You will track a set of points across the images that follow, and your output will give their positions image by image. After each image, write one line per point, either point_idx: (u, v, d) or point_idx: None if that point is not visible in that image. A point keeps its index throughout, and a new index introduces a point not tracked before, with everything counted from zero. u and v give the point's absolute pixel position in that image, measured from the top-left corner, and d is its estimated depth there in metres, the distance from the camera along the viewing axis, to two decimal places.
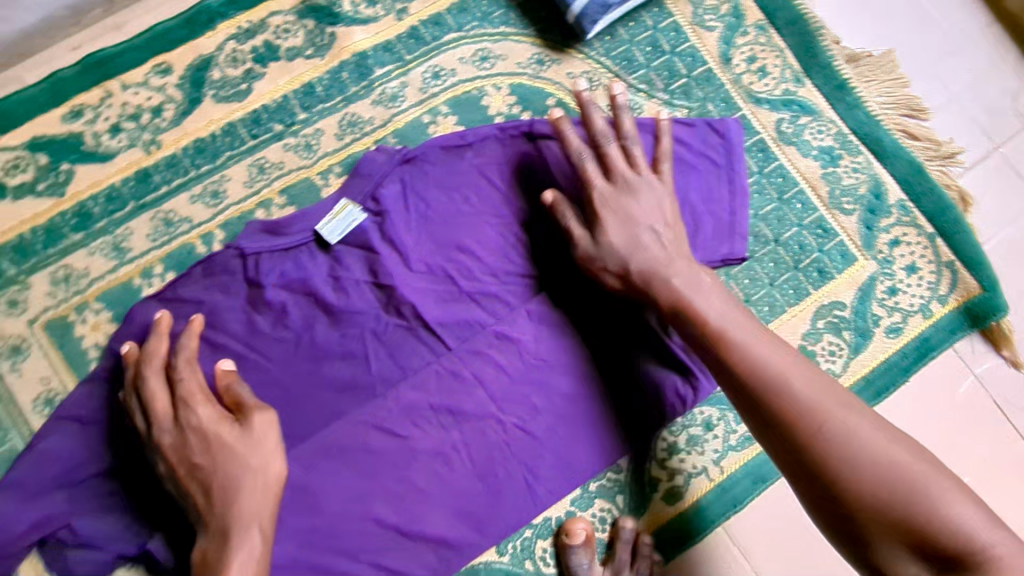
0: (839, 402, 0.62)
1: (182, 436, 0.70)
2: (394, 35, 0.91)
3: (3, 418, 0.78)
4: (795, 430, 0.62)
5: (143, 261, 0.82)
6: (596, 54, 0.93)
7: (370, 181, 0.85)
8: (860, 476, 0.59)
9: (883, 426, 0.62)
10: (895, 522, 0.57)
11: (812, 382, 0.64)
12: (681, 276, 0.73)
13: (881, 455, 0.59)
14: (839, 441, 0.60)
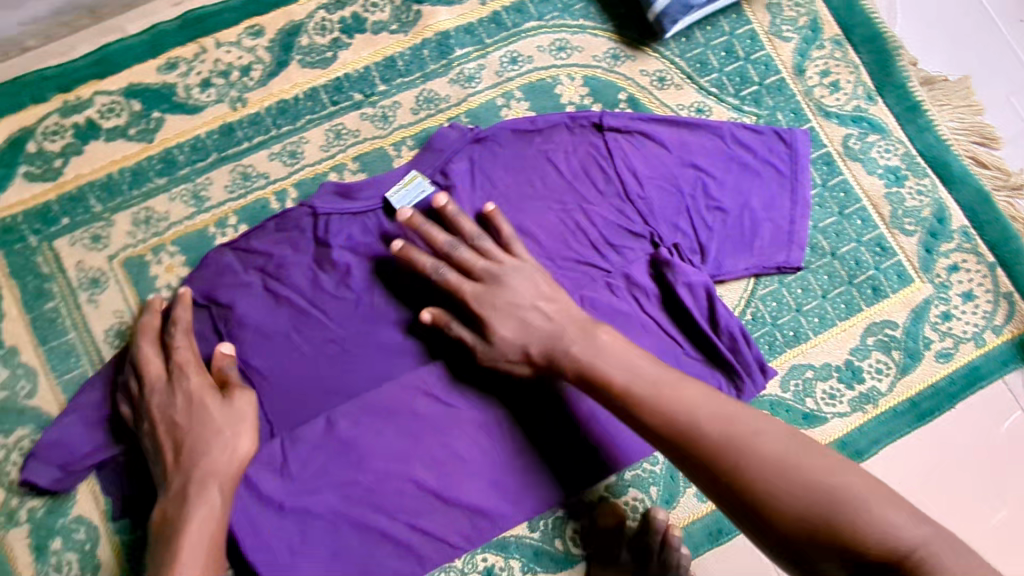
0: (748, 430, 0.63)
1: (169, 396, 0.74)
2: (476, 19, 0.94)
3: (76, 345, 0.82)
4: (719, 468, 0.62)
5: (220, 210, 0.86)
6: (671, 54, 0.95)
7: (440, 156, 0.88)
8: (788, 497, 0.59)
9: (800, 445, 0.62)
10: (824, 534, 0.57)
11: (719, 413, 0.65)
12: (577, 344, 0.72)
13: (798, 475, 0.59)
14: (758, 472, 0.60)
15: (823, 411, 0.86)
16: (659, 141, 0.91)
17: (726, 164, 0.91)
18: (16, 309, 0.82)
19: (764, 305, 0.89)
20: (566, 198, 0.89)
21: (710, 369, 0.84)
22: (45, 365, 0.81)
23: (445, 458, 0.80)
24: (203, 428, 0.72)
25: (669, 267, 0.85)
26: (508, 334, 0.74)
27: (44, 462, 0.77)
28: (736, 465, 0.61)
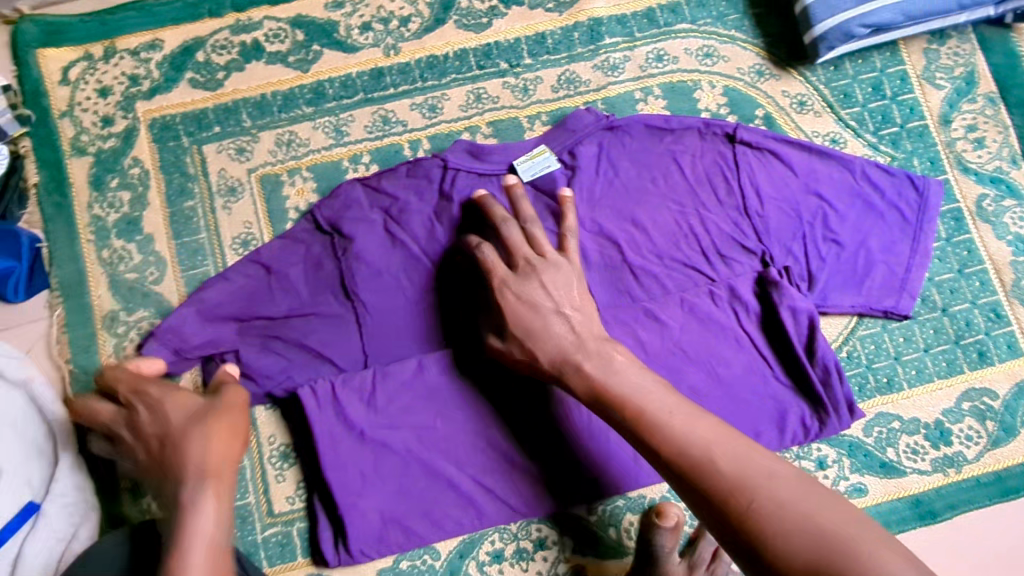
0: (763, 472, 0.56)
1: (163, 427, 0.67)
2: (631, 11, 0.95)
3: (204, 244, 0.88)
4: (723, 499, 0.56)
5: (356, 147, 0.90)
6: (817, 80, 0.94)
7: (572, 136, 0.90)
8: (796, 548, 0.51)
9: (816, 494, 0.54)
10: None
11: (736, 447, 0.59)
12: (590, 359, 0.70)
13: (808, 525, 0.52)
14: (766, 518, 0.53)
15: (902, 464, 0.85)
16: (787, 163, 0.91)
17: (851, 199, 0.90)
18: (159, 201, 0.88)
19: (862, 346, 0.88)
20: (685, 201, 0.90)
21: (796, 398, 0.84)
22: (174, 258, 0.87)
23: (521, 422, 0.82)
24: (195, 435, 0.65)
25: (775, 288, 0.85)
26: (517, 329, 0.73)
27: (155, 346, 0.81)
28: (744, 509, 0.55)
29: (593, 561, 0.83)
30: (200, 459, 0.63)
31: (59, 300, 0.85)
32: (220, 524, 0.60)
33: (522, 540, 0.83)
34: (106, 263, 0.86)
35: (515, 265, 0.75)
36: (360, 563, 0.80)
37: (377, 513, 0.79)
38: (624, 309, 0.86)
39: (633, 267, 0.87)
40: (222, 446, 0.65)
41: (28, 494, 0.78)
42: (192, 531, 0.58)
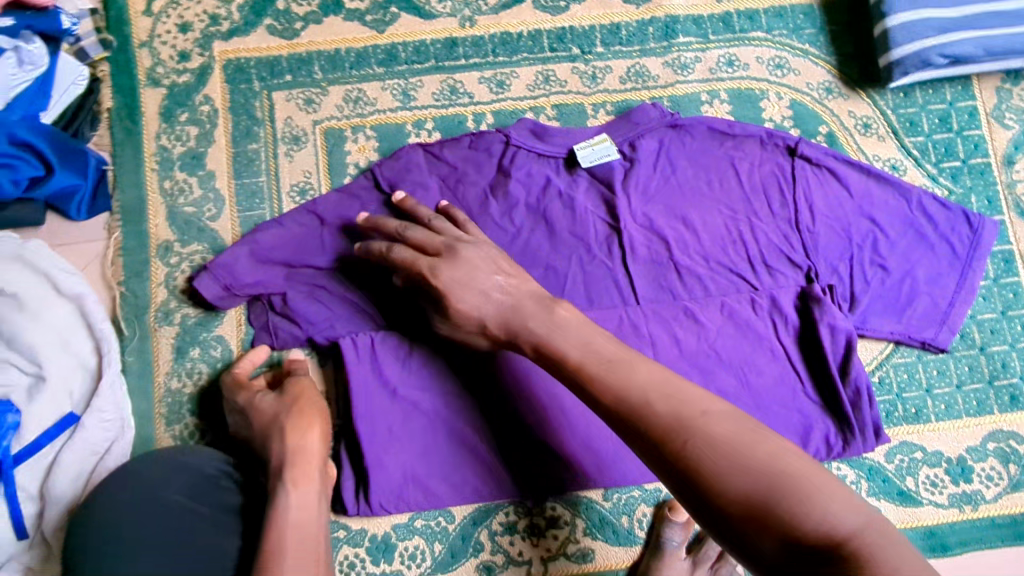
0: (700, 411, 0.57)
1: (258, 423, 0.75)
2: (708, 13, 0.95)
3: (262, 188, 0.89)
4: (664, 443, 0.56)
5: (421, 113, 0.92)
6: (884, 105, 0.94)
7: (634, 128, 0.90)
8: (739, 481, 0.52)
9: (750, 426, 0.56)
10: (762, 514, 0.50)
11: (678, 393, 0.58)
12: (534, 317, 0.70)
13: (741, 456, 0.53)
14: (705, 452, 0.54)
15: (920, 495, 0.85)
16: (844, 183, 0.91)
17: (904, 227, 0.90)
18: (224, 140, 0.90)
19: (895, 373, 0.88)
20: (737, 208, 0.90)
21: (824, 416, 0.85)
22: (232, 197, 0.89)
23: (512, 402, 0.82)
24: (286, 434, 0.72)
25: (817, 305, 0.86)
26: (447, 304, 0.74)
27: (208, 281, 0.83)
28: (680, 446, 0.55)
29: (601, 547, 0.84)
30: (295, 453, 0.71)
31: (118, 223, 0.87)
32: (309, 513, 0.67)
33: (536, 516, 0.84)
34: (167, 193, 0.89)
35: (436, 248, 0.77)
36: (377, 516, 0.82)
37: (399, 470, 0.81)
38: (664, 306, 0.87)
39: (678, 265, 0.88)
40: (298, 441, 0.72)
41: (68, 404, 0.82)
42: (285, 516, 0.66)
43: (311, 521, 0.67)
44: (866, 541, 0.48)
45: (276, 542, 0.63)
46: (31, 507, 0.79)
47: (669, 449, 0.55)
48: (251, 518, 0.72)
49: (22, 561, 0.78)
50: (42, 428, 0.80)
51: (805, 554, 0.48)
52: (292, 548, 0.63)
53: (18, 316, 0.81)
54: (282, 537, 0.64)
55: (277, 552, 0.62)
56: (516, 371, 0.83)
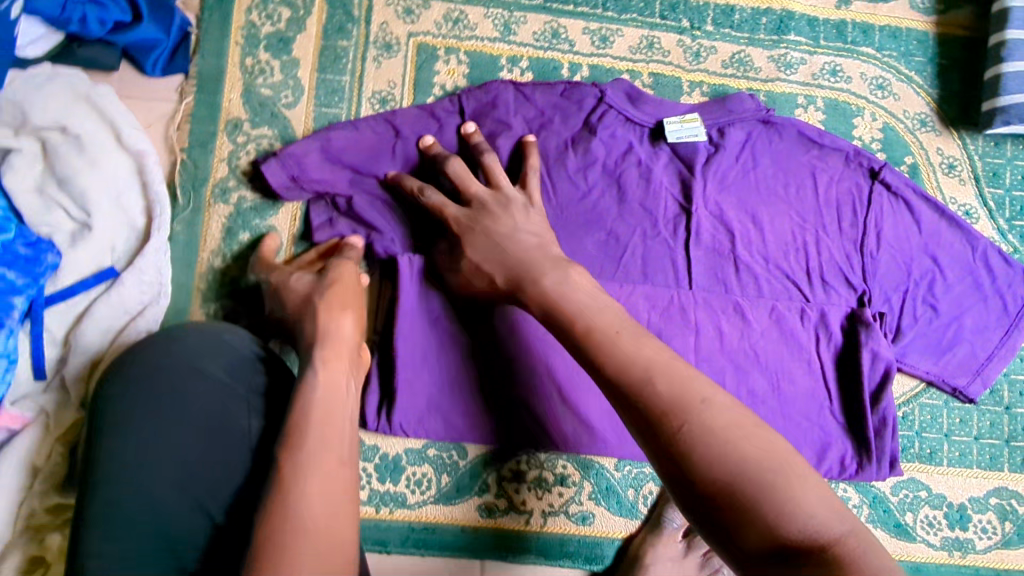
0: (699, 395, 0.53)
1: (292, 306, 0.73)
2: (824, 17, 0.94)
3: (342, 87, 0.87)
4: (656, 423, 0.53)
5: (518, 49, 0.90)
6: (973, 150, 0.94)
7: (727, 114, 0.89)
8: (727, 471, 0.49)
9: (747, 419, 0.53)
10: (746, 511, 0.48)
11: (679, 375, 0.55)
12: (549, 275, 0.69)
13: (736, 450, 0.50)
14: (699, 440, 0.51)
15: (915, 531, 0.87)
16: (916, 217, 0.90)
17: (964, 274, 0.90)
18: (315, 30, 0.87)
19: (919, 412, 0.90)
20: (807, 218, 0.90)
21: (845, 437, 0.86)
22: (312, 89, 0.87)
23: (511, 379, 0.82)
24: (319, 316, 0.70)
25: (865, 329, 0.86)
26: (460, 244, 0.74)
27: (276, 168, 0.81)
28: (675, 430, 0.52)
29: (602, 513, 0.85)
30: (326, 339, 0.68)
31: (192, 88, 0.85)
32: (336, 393, 0.63)
33: (546, 470, 0.85)
34: (247, 70, 0.86)
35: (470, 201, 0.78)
36: (394, 436, 0.82)
37: (426, 397, 0.81)
38: (716, 296, 0.87)
39: (738, 260, 0.88)
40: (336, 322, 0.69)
41: (108, 259, 0.81)
42: (309, 395, 0.61)
43: (337, 404, 0.62)
44: (850, 550, 0.46)
45: (297, 425, 0.59)
46: (53, 352, 0.78)
47: (662, 430, 0.52)
48: (276, 401, 0.69)
49: (38, 402, 0.76)
50: (79, 276, 0.79)
51: (790, 557, 0.46)
52: (316, 432, 0.58)
53: (77, 159, 0.79)
54: (305, 420, 0.59)
55: (299, 431, 0.58)
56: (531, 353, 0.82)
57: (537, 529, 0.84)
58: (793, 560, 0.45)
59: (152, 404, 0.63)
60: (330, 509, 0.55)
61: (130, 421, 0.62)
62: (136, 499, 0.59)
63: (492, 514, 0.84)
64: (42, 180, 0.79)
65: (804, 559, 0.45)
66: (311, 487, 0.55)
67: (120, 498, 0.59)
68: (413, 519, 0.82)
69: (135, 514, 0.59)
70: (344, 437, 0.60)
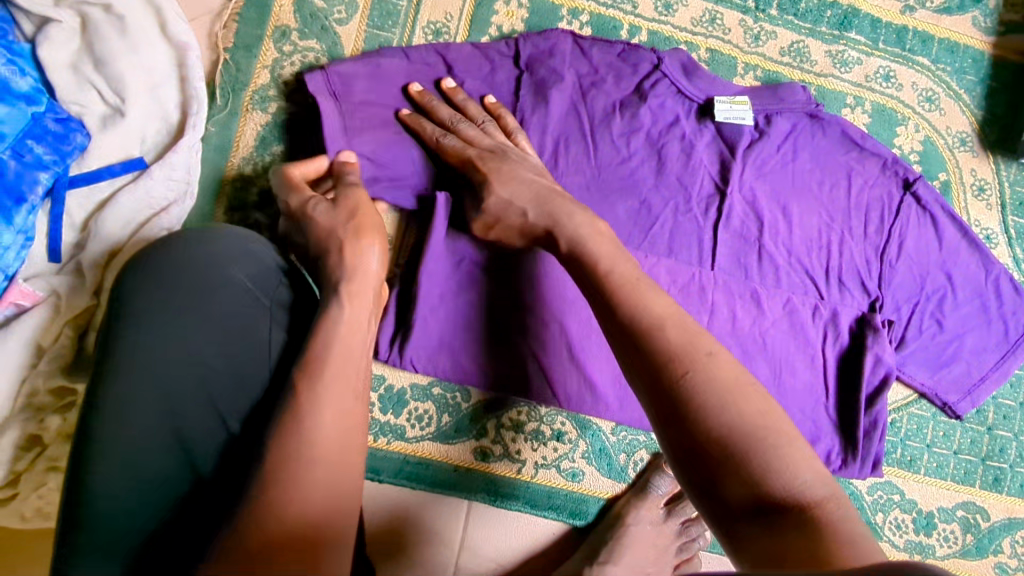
0: (705, 350, 0.54)
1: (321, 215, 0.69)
2: (887, 20, 0.94)
3: (399, 11, 0.85)
4: (659, 370, 0.53)
5: (581, 3, 0.89)
6: (1005, 176, 0.95)
7: (778, 103, 0.88)
8: (721, 425, 0.49)
9: (744, 378, 0.53)
10: (736, 467, 0.48)
11: (686, 328, 0.55)
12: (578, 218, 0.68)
13: (731, 404, 0.50)
14: (700, 389, 0.51)
15: (883, 531, 0.91)
16: (939, 233, 0.92)
17: (973, 296, 0.92)
18: None
19: (907, 420, 0.93)
20: (836, 217, 0.90)
21: (835, 435, 0.88)
22: (367, 8, 0.84)
23: (520, 332, 0.82)
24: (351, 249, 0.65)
25: (873, 334, 0.88)
26: (499, 187, 0.73)
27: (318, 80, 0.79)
28: (677, 378, 0.52)
29: (592, 473, 0.87)
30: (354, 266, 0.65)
31: None
32: (358, 330, 0.60)
33: (544, 424, 0.87)
34: None
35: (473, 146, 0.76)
36: (403, 370, 0.82)
37: (439, 335, 0.81)
38: (735, 281, 0.88)
39: (763, 249, 0.88)
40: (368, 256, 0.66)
41: (138, 149, 0.79)
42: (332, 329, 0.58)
43: (357, 335, 0.59)
44: (829, 510, 0.46)
45: (317, 356, 0.56)
46: (71, 236, 0.76)
47: (664, 376, 0.52)
48: (300, 317, 0.65)
49: (51, 282, 0.74)
50: (107, 162, 0.77)
51: (768, 511, 0.46)
52: (333, 362, 0.56)
53: (117, 40, 0.76)
54: (325, 352, 0.56)
55: (319, 363, 0.55)
56: (541, 308, 0.82)
57: (527, 479, 0.86)
58: (771, 512, 0.46)
59: (170, 297, 0.58)
60: (339, 445, 0.52)
61: (147, 310, 0.57)
62: (153, 398, 0.55)
63: (486, 459, 0.85)
64: (77, 57, 0.77)
65: (785, 516, 0.45)
66: (326, 420, 0.52)
67: (134, 395, 0.55)
68: (409, 452, 0.83)
69: (149, 413, 0.55)
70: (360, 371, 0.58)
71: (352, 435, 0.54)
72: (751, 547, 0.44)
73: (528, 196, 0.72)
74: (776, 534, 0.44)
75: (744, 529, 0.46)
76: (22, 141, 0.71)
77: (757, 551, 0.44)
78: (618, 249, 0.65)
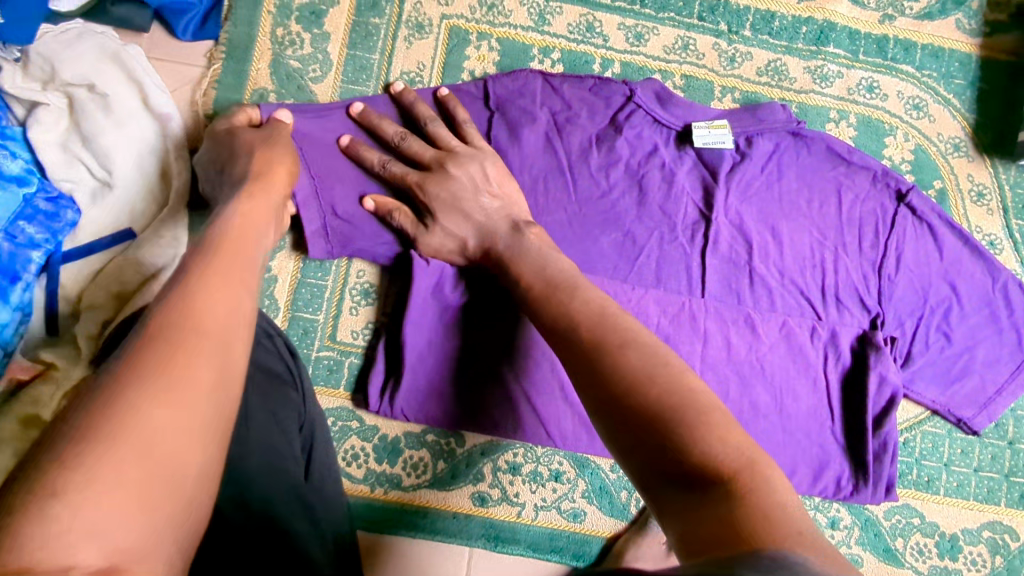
0: (618, 341, 0.57)
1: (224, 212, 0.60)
2: (866, 31, 0.92)
3: (373, 65, 0.87)
4: (588, 354, 0.56)
5: (552, 40, 0.89)
6: (1004, 179, 0.93)
7: (757, 125, 0.87)
8: (643, 401, 0.51)
9: (664, 361, 0.54)
10: (656, 443, 0.49)
11: (599, 324, 0.59)
12: (504, 241, 0.74)
13: (644, 383, 0.52)
14: (622, 371, 0.53)
15: (904, 557, 0.88)
16: (939, 243, 0.89)
17: (981, 305, 0.88)
18: (349, 4, 0.87)
19: (921, 439, 0.90)
20: (827, 235, 0.88)
21: (844, 459, 0.85)
22: (341, 65, 0.86)
23: (505, 369, 0.82)
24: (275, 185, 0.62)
25: (875, 352, 0.85)
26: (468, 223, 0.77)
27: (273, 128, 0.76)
28: (595, 366, 0.55)
29: (594, 512, 0.86)
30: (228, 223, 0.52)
31: (221, 55, 0.85)
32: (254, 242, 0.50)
33: (542, 464, 0.86)
34: (277, 41, 0.86)
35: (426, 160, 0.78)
36: (393, 419, 0.83)
37: (426, 381, 0.81)
38: (727, 306, 0.86)
39: (754, 273, 0.87)
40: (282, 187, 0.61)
41: (126, 220, 0.81)
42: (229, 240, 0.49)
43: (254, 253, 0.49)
44: (747, 480, 0.45)
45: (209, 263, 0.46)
46: (66, 308, 0.79)
47: (584, 366, 0.56)
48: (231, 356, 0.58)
49: (52, 353, 0.76)
50: (96, 236, 0.80)
51: (690, 484, 0.46)
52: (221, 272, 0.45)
53: (102, 118, 0.79)
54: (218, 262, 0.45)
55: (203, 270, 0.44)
56: (525, 346, 0.82)
57: (527, 521, 0.85)
58: (694, 487, 0.46)
59: None
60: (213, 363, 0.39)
61: None
62: None
63: (484, 503, 0.84)
64: (67, 135, 0.80)
65: (704, 491, 0.45)
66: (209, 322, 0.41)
67: None
68: (407, 501, 0.83)
69: None
70: (245, 272, 0.46)
71: (233, 349, 0.41)
72: (677, 521, 0.45)
73: (494, 232, 0.76)
74: (695, 509, 0.44)
75: (669, 501, 0.46)
76: (15, 223, 0.75)
77: (679, 527, 0.44)
78: (560, 291, 0.65)
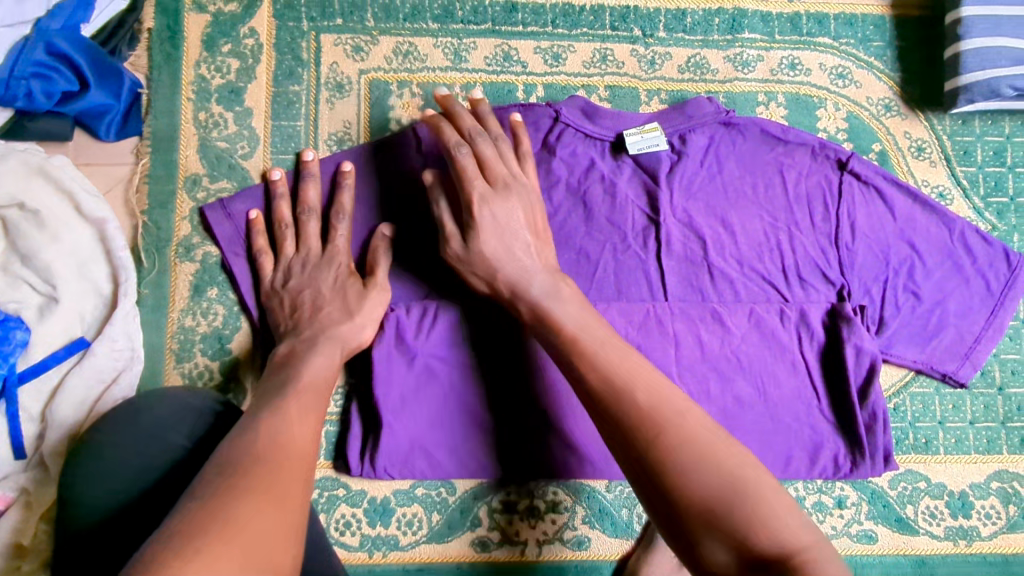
0: (675, 410, 0.54)
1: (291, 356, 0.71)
2: (777, 11, 0.93)
3: (299, 132, 0.87)
4: (638, 431, 0.53)
5: (472, 75, 0.90)
6: (941, 130, 0.93)
7: (687, 121, 0.88)
8: (700, 482, 0.50)
9: (719, 434, 0.53)
10: (722, 529, 0.48)
11: (652, 390, 0.56)
12: None
13: (707, 463, 0.50)
14: (675, 449, 0.51)
15: (917, 524, 0.86)
16: (889, 204, 0.89)
17: (943, 258, 0.88)
18: (265, 77, 0.88)
19: (911, 402, 0.89)
20: (778, 216, 0.88)
21: (836, 437, 0.84)
22: (267, 137, 0.86)
23: (482, 411, 0.80)
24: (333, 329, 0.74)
25: (846, 325, 0.84)
26: None
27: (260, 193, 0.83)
28: (647, 444, 0.52)
29: (597, 537, 0.84)
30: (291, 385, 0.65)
31: (147, 149, 0.85)
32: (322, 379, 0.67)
33: (537, 498, 0.84)
34: (201, 125, 0.86)
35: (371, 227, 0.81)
36: (379, 480, 0.81)
37: (406, 437, 0.80)
38: (692, 305, 0.85)
39: (711, 267, 0.86)
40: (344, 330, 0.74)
41: (78, 329, 0.80)
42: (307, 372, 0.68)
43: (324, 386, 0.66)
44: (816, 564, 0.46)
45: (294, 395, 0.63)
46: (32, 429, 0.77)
47: (631, 443, 0.53)
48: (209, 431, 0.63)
49: (19, 480, 0.75)
50: (50, 350, 0.79)
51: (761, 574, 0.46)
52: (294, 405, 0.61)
53: (37, 234, 0.79)
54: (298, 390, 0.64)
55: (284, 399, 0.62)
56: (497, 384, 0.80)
57: (533, 559, 0.83)
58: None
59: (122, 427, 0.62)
60: (289, 476, 0.52)
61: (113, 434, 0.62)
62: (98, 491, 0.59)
63: (486, 548, 0.83)
64: (5, 257, 0.79)
65: None
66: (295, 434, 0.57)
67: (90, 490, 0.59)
68: (407, 561, 0.82)
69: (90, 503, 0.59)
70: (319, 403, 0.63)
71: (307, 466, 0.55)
72: None
73: None
74: None
75: None
76: None
77: None
78: None
